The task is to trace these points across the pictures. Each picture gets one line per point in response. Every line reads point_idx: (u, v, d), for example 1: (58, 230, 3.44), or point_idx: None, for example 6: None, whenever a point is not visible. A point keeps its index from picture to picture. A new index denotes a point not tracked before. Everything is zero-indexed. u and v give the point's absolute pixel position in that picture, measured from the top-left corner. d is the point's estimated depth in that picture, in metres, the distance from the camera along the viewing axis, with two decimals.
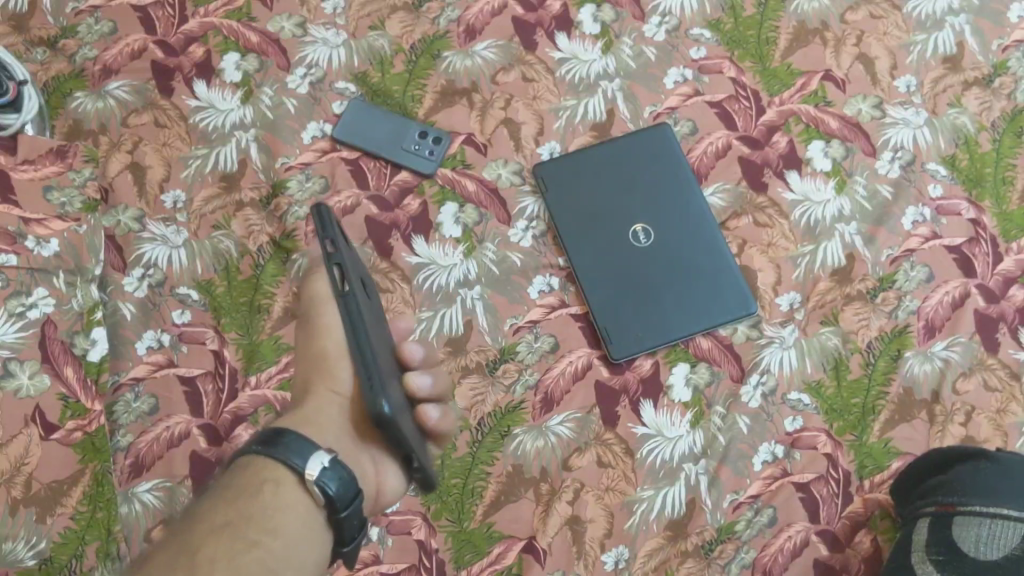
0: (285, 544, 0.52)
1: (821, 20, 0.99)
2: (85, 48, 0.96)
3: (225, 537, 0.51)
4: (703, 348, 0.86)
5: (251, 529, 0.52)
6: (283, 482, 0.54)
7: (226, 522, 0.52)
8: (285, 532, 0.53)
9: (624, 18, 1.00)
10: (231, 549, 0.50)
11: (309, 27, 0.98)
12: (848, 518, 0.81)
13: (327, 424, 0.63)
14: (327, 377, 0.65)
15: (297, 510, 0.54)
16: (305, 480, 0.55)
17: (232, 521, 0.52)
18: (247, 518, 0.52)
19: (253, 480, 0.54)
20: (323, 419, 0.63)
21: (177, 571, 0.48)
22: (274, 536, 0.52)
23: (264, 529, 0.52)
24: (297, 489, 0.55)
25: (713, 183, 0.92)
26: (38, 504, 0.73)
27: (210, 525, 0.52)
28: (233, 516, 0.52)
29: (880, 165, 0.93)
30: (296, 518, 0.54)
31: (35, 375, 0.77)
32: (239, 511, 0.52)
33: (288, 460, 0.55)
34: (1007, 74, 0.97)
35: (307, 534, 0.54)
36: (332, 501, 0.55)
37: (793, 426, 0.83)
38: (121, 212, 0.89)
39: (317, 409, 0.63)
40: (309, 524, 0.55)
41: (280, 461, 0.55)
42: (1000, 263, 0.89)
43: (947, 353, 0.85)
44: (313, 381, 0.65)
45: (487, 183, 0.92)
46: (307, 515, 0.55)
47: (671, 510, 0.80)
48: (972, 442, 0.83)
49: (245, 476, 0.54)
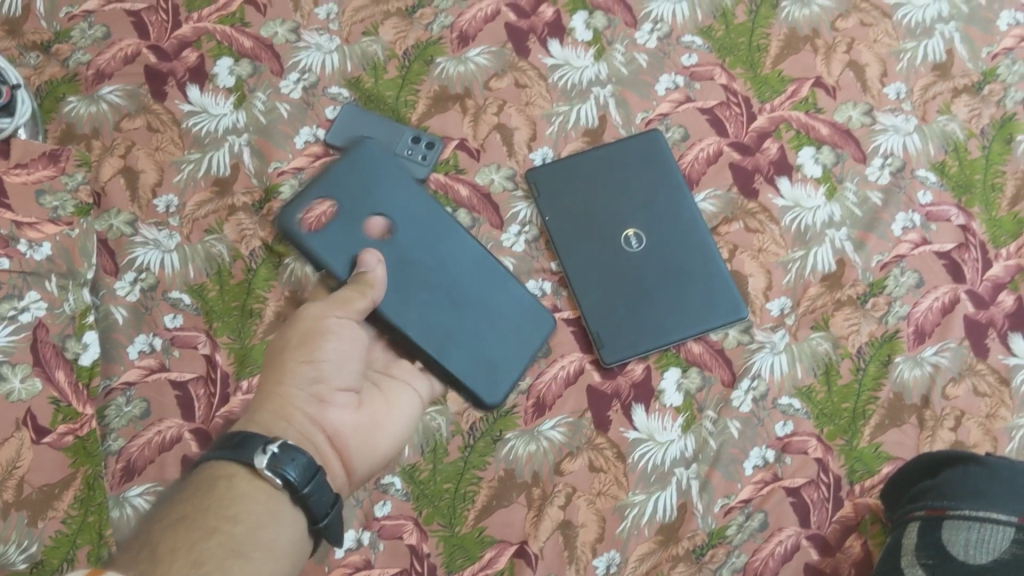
0: (246, 527, 0.53)
1: (812, 27, 1.00)
2: (79, 53, 0.97)
3: (184, 528, 0.51)
4: (694, 353, 0.86)
5: (209, 518, 0.53)
6: (237, 476, 0.55)
7: (185, 514, 0.53)
8: (246, 516, 0.54)
9: (616, 25, 1.00)
10: (190, 539, 0.51)
11: (302, 32, 0.99)
12: (838, 522, 0.82)
13: (275, 421, 0.63)
14: (279, 371, 0.66)
15: (256, 497, 0.55)
16: (258, 471, 0.56)
17: (190, 512, 0.53)
18: (205, 509, 0.53)
19: (208, 478, 0.55)
20: (271, 420, 0.63)
21: (141, 563, 0.49)
22: (234, 523, 0.53)
23: (223, 517, 0.53)
24: (252, 480, 0.56)
25: (704, 190, 0.93)
26: (30, 507, 0.74)
27: (168, 521, 0.52)
28: (189, 510, 0.53)
29: (870, 171, 0.94)
30: (256, 503, 0.55)
31: (27, 379, 0.77)
32: (196, 504, 0.53)
33: (237, 456, 0.56)
34: (996, 82, 0.98)
35: (272, 515, 0.55)
36: (291, 484, 0.56)
37: (783, 431, 0.84)
38: (113, 216, 0.89)
39: (265, 402, 0.64)
40: (272, 509, 0.55)
41: (231, 457, 0.56)
42: (989, 268, 0.90)
43: (936, 358, 0.86)
44: (267, 381, 0.66)
45: (479, 188, 0.93)
46: (268, 500, 0.55)
47: (662, 515, 0.81)
48: (961, 447, 0.83)
49: (201, 478, 0.56)
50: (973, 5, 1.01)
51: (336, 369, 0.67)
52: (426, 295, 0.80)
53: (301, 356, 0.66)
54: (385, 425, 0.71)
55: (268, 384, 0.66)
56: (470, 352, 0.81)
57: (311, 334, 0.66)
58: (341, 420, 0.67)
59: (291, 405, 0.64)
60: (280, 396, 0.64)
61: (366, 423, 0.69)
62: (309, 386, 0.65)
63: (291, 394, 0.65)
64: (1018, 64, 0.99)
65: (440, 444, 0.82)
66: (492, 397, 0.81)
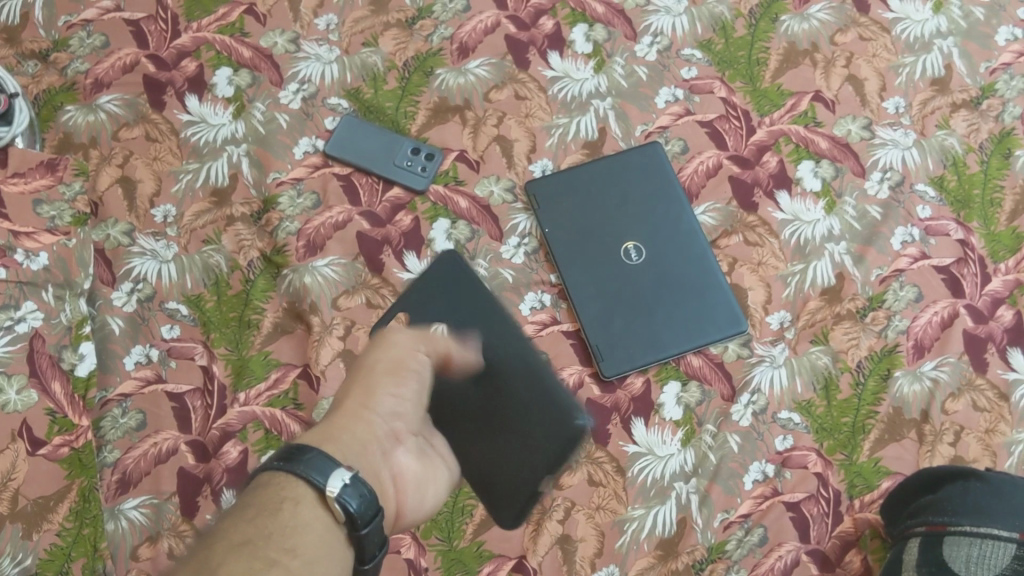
0: (307, 563, 0.47)
1: (811, 41, 1.00)
2: (77, 62, 0.96)
3: (245, 554, 0.45)
4: (693, 367, 0.86)
5: (270, 546, 0.46)
6: (302, 501, 0.50)
7: (245, 539, 0.46)
8: (306, 550, 0.48)
9: (616, 38, 1.01)
10: (250, 567, 0.44)
11: (302, 43, 0.99)
12: (837, 537, 0.81)
13: (351, 441, 0.56)
14: (361, 394, 0.58)
15: (318, 528, 0.49)
16: (326, 498, 0.50)
17: (251, 538, 0.46)
18: (267, 536, 0.46)
19: (269, 499, 0.49)
20: (347, 440, 0.56)
21: None
22: (294, 555, 0.46)
23: (283, 547, 0.47)
24: (316, 508, 0.50)
25: (703, 203, 0.93)
26: (24, 520, 0.73)
27: (228, 542, 0.45)
28: (250, 533, 0.46)
29: (869, 185, 0.94)
30: (316, 535, 0.49)
31: (23, 390, 0.77)
32: (257, 527, 0.47)
33: (308, 478, 0.51)
34: (995, 97, 0.98)
35: (328, 551, 0.49)
36: (354, 518, 0.50)
37: (783, 445, 0.84)
38: (110, 226, 0.89)
39: (340, 425, 0.57)
40: (330, 544, 0.49)
41: (299, 478, 0.51)
42: (988, 283, 0.90)
43: (935, 373, 0.86)
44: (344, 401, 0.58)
45: (479, 200, 0.92)
46: (327, 535, 0.50)
47: (661, 529, 0.80)
48: (960, 462, 0.83)
49: (261, 495, 0.49)
50: (971, 21, 1.02)
51: (415, 407, 0.61)
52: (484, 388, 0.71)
53: (391, 385, 0.59)
54: (435, 473, 0.64)
55: (345, 404, 0.58)
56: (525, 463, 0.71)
57: (398, 367, 0.60)
58: (401, 463, 0.60)
59: (371, 432, 0.57)
60: (362, 420, 0.57)
61: (423, 471, 0.63)
62: (387, 418, 0.59)
63: (370, 421, 0.58)
64: (1016, 80, 0.99)
65: None
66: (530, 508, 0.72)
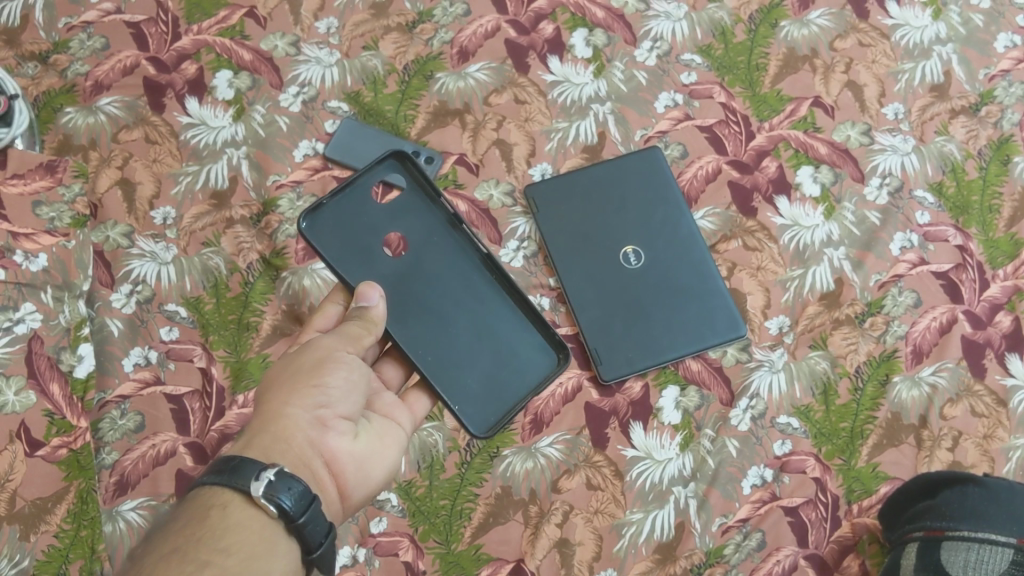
0: (242, 559, 0.50)
1: (811, 47, 1.01)
2: (77, 64, 0.97)
3: (175, 561, 0.48)
4: (692, 371, 0.86)
5: (201, 550, 0.49)
6: (231, 505, 0.53)
7: (176, 547, 0.50)
8: (239, 548, 0.51)
9: (616, 43, 1.01)
10: (182, 571, 0.48)
11: (302, 46, 0.99)
12: (836, 542, 0.81)
13: (274, 441, 0.59)
14: (277, 400, 0.61)
15: (251, 527, 0.53)
16: (253, 498, 0.53)
17: (181, 545, 0.50)
18: (196, 541, 0.50)
19: (199, 508, 0.53)
20: (272, 442, 0.58)
21: None
22: (228, 554, 0.50)
23: (216, 548, 0.50)
24: (245, 509, 0.53)
25: (702, 208, 0.93)
26: (21, 522, 0.74)
27: (159, 552, 0.49)
28: (180, 541, 0.50)
29: (868, 191, 0.94)
30: (250, 533, 0.52)
31: (21, 391, 0.78)
32: (187, 535, 0.50)
33: (232, 482, 0.54)
34: (993, 103, 0.99)
35: (266, 547, 0.52)
36: (286, 513, 0.53)
37: (782, 449, 0.83)
38: (110, 228, 0.89)
39: (266, 424, 0.60)
40: (267, 539, 0.53)
41: (226, 484, 0.54)
42: (986, 289, 0.90)
43: (934, 378, 0.86)
44: (269, 392, 0.62)
45: (478, 203, 0.92)
46: (263, 530, 0.53)
47: (659, 533, 0.80)
48: (959, 467, 0.83)
49: (190, 508, 0.53)
50: (970, 27, 1.02)
51: (342, 396, 0.63)
52: (408, 320, 0.73)
53: (309, 381, 0.62)
54: (383, 448, 0.67)
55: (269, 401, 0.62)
56: (496, 374, 0.75)
57: (323, 361, 0.63)
58: (337, 448, 0.62)
59: (293, 427, 0.60)
60: (283, 418, 0.60)
61: (367, 450, 0.65)
62: (311, 408, 0.61)
63: (294, 415, 0.60)
64: (1015, 86, 0.99)
65: (437, 460, 0.82)
66: (548, 358, 0.76)
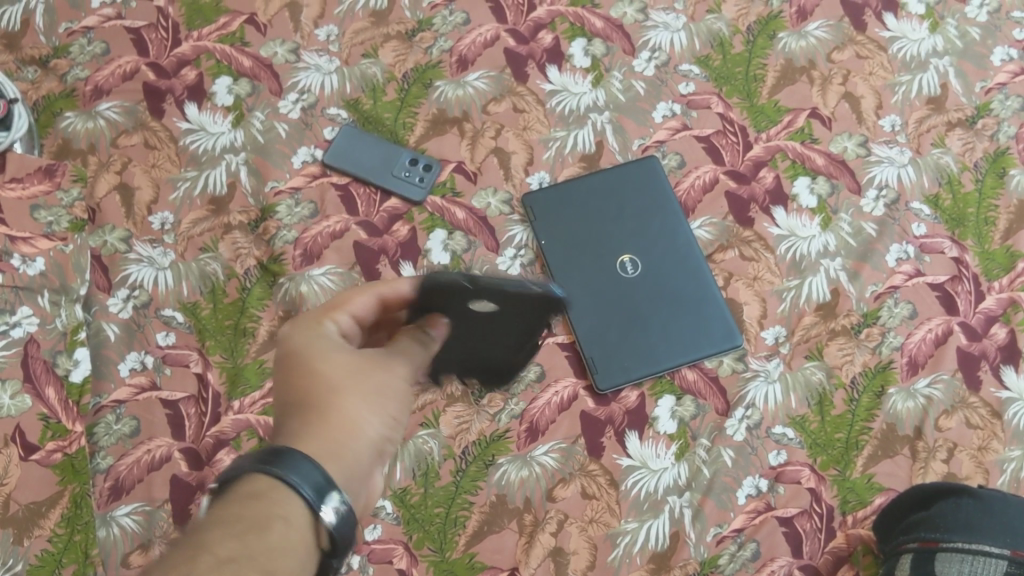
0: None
1: (809, 58, 1.01)
2: (77, 68, 0.97)
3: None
4: (689, 381, 0.86)
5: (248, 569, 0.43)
6: (293, 519, 0.46)
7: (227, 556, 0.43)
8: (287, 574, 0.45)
9: (614, 52, 1.01)
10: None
11: (302, 53, 0.99)
12: (831, 553, 0.81)
13: (340, 460, 0.51)
14: (347, 413, 0.53)
15: (302, 550, 0.46)
16: (317, 521, 0.47)
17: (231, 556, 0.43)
18: (246, 553, 0.43)
19: (257, 507, 0.46)
20: (333, 462, 0.51)
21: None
22: None
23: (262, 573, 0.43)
24: (303, 527, 0.47)
25: (699, 217, 0.93)
26: (15, 526, 0.74)
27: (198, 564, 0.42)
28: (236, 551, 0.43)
29: (864, 202, 0.94)
30: (298, 558, 0.46)
31: (17, 395, 0.79)
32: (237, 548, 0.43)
33: (301, 491, 0.47)
34: (990, 116, 0.99)
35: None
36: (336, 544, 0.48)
37: (776, 460, 0.84)
38: (108, 232, 0.89)
39: (324, 444, 0.51)
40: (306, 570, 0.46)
41: (291, 488, 0.47)
42: (982, 301, 0.90)
43: (929, 390, 0.86)
44: (330, 399, 0.53)
45: (476, 211, 0.93)
46: (309, 556, 0.47)
47: (654, 542, 0.80)
48: (953, 479, 0.83)
49: (248, 503, 0.46)
50: (967, 41, 1.03)
51: (404, 423, 0.57)
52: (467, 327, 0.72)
53: (387, 403, 0.55)
54: None
55: (336, 405, 0.53)
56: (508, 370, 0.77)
57: (391, 389, 0.56)
58: (379, 477, 0.56)
59: (360, 451, 0.53)
60: (355, 435, 0.53)
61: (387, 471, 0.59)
62: (380, 432, 0.55)
63: (363, 435, 0.53)
64: (1012, 99, 1.00)
65: (432, 468, 0.82)
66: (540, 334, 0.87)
